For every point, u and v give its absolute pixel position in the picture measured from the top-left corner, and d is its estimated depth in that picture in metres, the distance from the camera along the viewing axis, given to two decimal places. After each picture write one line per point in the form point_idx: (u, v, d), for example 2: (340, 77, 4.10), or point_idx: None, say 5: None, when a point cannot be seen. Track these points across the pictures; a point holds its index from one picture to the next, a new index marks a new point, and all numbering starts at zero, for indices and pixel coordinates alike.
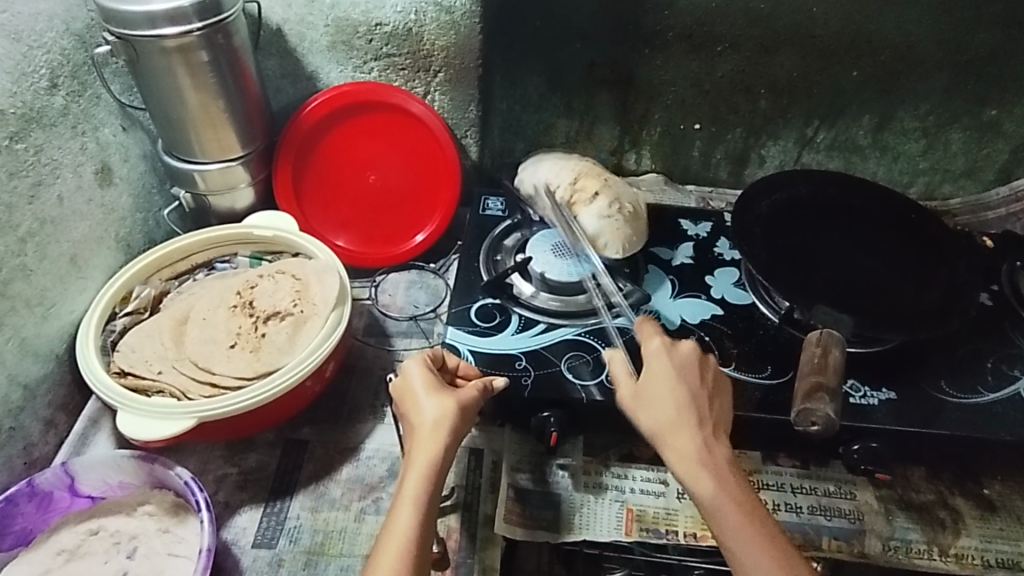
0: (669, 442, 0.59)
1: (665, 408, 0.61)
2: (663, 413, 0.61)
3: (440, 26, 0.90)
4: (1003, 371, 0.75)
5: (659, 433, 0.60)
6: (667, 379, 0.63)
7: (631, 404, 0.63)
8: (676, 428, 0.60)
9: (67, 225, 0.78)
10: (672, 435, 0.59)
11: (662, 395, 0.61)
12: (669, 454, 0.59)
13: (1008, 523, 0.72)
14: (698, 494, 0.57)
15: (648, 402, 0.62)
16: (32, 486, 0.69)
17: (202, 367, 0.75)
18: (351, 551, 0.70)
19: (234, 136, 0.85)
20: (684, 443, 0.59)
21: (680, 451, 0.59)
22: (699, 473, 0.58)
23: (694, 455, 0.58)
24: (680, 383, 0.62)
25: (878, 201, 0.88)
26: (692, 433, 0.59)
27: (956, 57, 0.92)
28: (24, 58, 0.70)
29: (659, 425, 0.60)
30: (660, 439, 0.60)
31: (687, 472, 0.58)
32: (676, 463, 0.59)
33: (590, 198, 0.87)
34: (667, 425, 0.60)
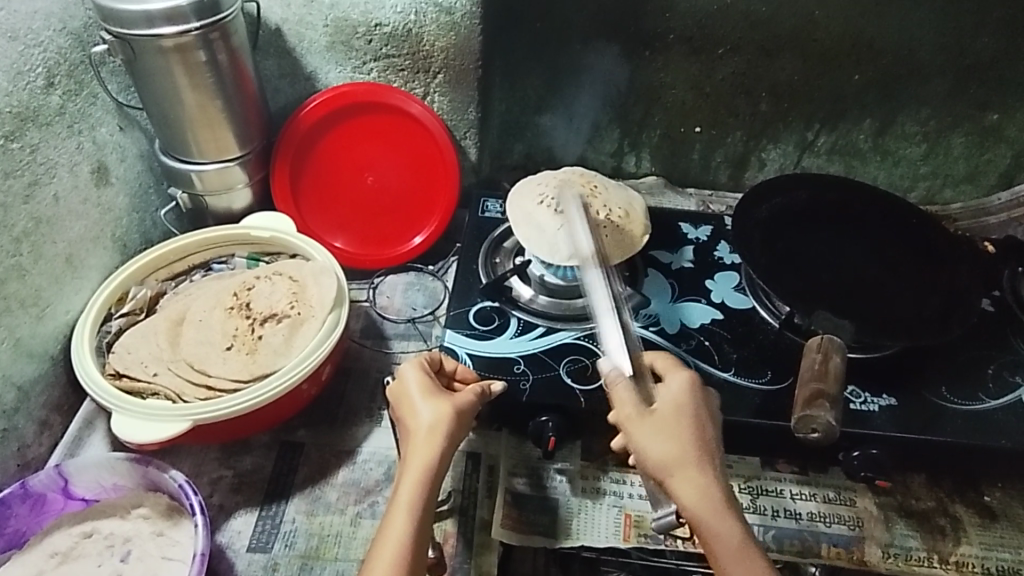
0: (688, 480, 0.55)
1: (687, 444, 0.56)
2: (684, 448, 0.56)
3: (440, 27, 0.88)
4: (1004, 379, 0.74)
5: (676, 468, 0.56)
6: (688, 415, 0.58)
7: (642, 429, 0.57)
8: (698, 467, 0.56)
9: (63, 225, 0.77)
10: (692, 475, 0.55)
11: (682, 431, 0.57)
12: (684, 491, 0.55)
13: (1009, 531, 0.72)
14: (714, 537, 0.54)
15: (668, 434, 0.57)
16: (26, 488, 0.68)
17: (198, 369, 0.75)
18: (346, 555, 0.69)
19: (232, 136, 0.84)
20: (706, 484, 0.55)
21: (700, 492, 0.55)
22: (721, 516, 0.54)
23: (716, 497, 0.55)
24: (698, 421, 0.59)
25: (879, 205, 0.87)
26: (712, 475, 0.56)
27: (958, 61, 0.91)
28: (20, 56, 0.70)
29: (677, 462, 0.56)
30: (675, 475, 0.55)
31: (707, 514, 0.54)
32: (694, 503, 0.54)
33: (577, 207, 0.79)
34: (688, 462, 0.56)
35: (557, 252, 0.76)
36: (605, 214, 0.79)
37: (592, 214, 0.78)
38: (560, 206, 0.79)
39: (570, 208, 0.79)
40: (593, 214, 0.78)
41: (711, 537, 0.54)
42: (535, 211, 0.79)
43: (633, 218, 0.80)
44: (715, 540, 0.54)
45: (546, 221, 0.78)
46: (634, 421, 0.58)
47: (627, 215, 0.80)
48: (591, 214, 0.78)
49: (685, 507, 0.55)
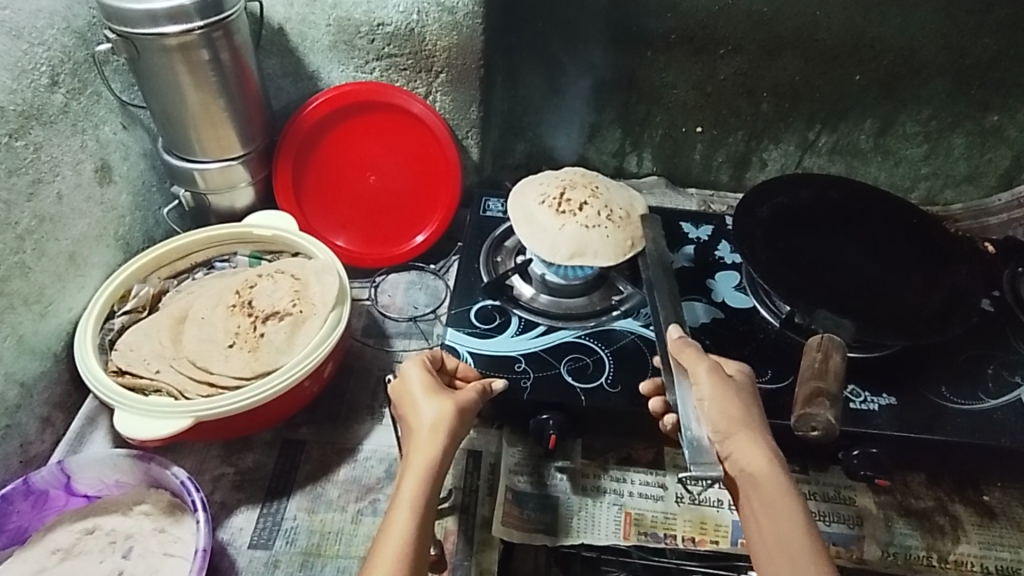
0: (757, 439, 0.56)
1: (756, 414, 0.59)
2: (754, 415, 0.58)
3: (442, 26, 0.89)
4: (1003, 378, 0.74)
5: (749, 425, 0.57)
6: (753, 396, 0.61)
7: (719, 387, 0.59)
8: (766, 434, 0.57)
9: (66, 223, 0.78)
10: (760, 436, 0.57)
11: (748, 403, 0.59)
12: (753, 445, 0.56)
13: (1008, 530, 0.72)
14: (776, 491, 0.54)
15: (743, 400, 0.59)
16: (29, 484, 0.69)
17: (200, 367, 0.75)
18: (348, 553, 0.69)
19: (235, 135, 0.84)
20: (772, 447, 0.56)
21: (769, 452, 0.56)
22: (784, 477, 0.55)
23: (780, 460, 0.56)
24: (759, 404, 0.61)
25: (880, 205, 0.88)
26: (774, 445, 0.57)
27: (959, 62, 0.91)
28: (24, 54, 0.70)
29: (750, 422, 0.57)
30: (745, 431, 0.57)
31: (773, 470, 0.55)
32: (763, 458, 0.55)
33: (578, 206, 0.79)
34: (753, 425, 0.57)
35: (559, 249, 0.76)
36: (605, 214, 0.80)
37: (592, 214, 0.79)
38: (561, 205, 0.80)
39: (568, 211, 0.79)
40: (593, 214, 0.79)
41: (771, 492, 0.54)
42: (538, 210, 0.80)
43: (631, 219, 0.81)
44: (776, 494, 0.54)
45: (547, 221, 0.78)
46: (712, 378, 0.60)
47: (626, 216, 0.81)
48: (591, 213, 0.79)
49: (751, 460, 0.55)
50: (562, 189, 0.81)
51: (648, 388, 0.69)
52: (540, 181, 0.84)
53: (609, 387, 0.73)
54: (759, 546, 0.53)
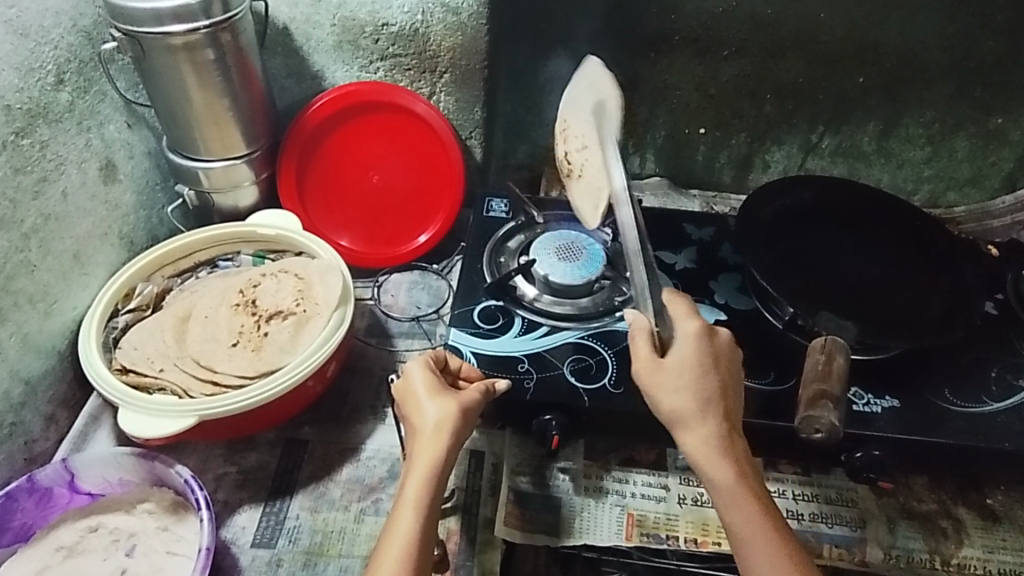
0: (693, 432, 0.59)
1: (692, 398, 0.59)
2: (690, 401, 0.59)
3: (446, 27, 0.89)
4: (1006, 381, 0.74)
5: (682, 420, 0.59)
6: (695, 371, 0.60)
7: (652, 380, 0.60)
8: (704, 421, 0.59)
9: (71, 222, 0.78)
10: (694, 426, 0.59)
11: (684, 386, 0.60)
12: (688, 442, 0.59)
13: (1011, 533, 0.72)
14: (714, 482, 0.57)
15: (675, 386, 0.59)
16: (33, 481, 0.69)
17: (204, 365, 0.75)
18: (350, 552, 0.69)
19: (239, 135, 0.85)
20: (711, 433, 0.58)
21: (705, 443, 0.58)
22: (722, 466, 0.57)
23: (718, 449, 0.58)
24: (706, 376, 0.60)
25: (884, 207, 0.88)
26: (716, 430, 0.59)
27: (962, 64, 0.91)
28: (31, 53, 0.70)
29: (683, 414, 0.59)
30: (682, 426, 0.59)
31: (709, 463, 0.58)
32: (699, 452, 0.58)
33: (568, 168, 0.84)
34: (688, 416, 0.59)
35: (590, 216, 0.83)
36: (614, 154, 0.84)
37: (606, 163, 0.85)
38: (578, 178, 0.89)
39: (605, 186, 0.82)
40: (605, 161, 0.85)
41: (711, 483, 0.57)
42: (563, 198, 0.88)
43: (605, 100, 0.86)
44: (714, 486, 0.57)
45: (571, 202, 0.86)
46: (643, 373, 0.61)
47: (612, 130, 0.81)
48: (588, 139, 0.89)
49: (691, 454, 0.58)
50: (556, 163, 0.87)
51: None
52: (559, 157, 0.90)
53: (612, 388, 0.73)
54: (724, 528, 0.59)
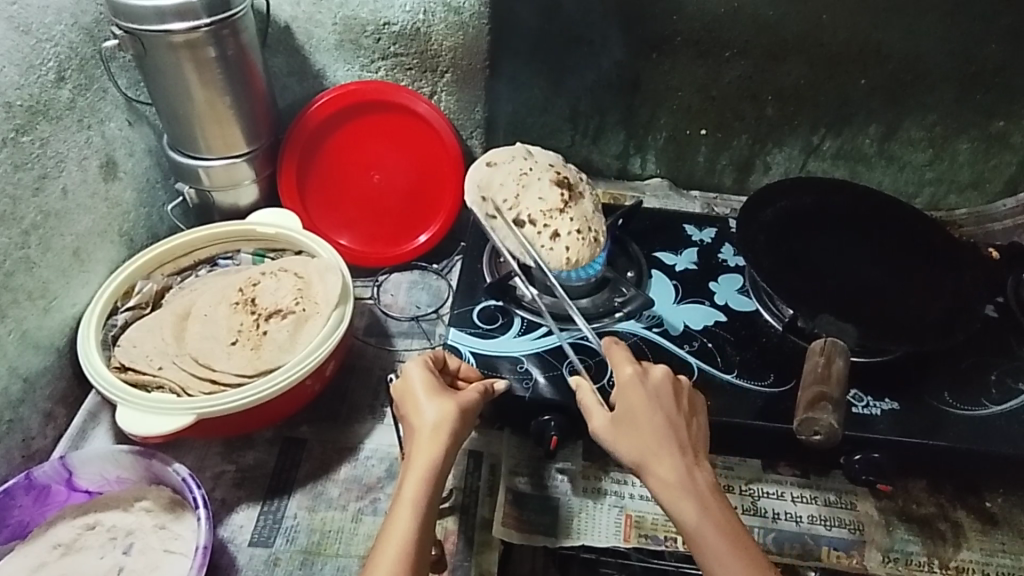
0: (656, 475, 0.58)
1: (648, 438, 0.59)
2: (643, 441, 0.59)
3: (449, 26, 0.90)
4: (1006, 385, 0.74)
5: (643, 465, 0.58)
6: (646, 410, 0.60)
7: (608, 432, 0.61)
8: (664, 458, 0.58)
9: (71, 219, 0.78)
10: (649, 468, 0.58)
11: (633, 430, 0.60)
12: (652, 484, 0.58)
13: (1010, 537, 0.72)
14: (685, 521, 0.56)
15: (631, 432, 0.60)
16: (31, 478, 0.69)
17: (203, 364, 0.75)
18: (347, 551, 0.69)
19: (240, 133, 0.85)
20: (668, 471, 0.58)
21: (666, 484, 0.57)
22: (688, 503, 0.56)
23: (679, 485, 0.57)
24: (659, 412, 0.60)
25: (884, 210, 0.88)
26: (679, 467, 0.58)
27: (964, 68, 0.91)
28: (32, 50, 0.70)
29: (642, 458, 0.58)
30: (645, 470, 0.58)
31: (675, 503, 0.57)
32: (665, 494, 0.57)
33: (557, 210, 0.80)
34: (643, 458, 0.58)
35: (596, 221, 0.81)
36: (530, 212, 0.80)
37: (536, 203, 0.80)
38: (571, 186, 0.82)
39: (562, 245, 0.78)
40: (536, 200, 0.80)
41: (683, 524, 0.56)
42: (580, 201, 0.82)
43: (493, 168, 0.84)
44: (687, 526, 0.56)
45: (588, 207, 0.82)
46: (600, 427, 0.61)
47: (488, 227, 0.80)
48: (533, 159, 0.84)
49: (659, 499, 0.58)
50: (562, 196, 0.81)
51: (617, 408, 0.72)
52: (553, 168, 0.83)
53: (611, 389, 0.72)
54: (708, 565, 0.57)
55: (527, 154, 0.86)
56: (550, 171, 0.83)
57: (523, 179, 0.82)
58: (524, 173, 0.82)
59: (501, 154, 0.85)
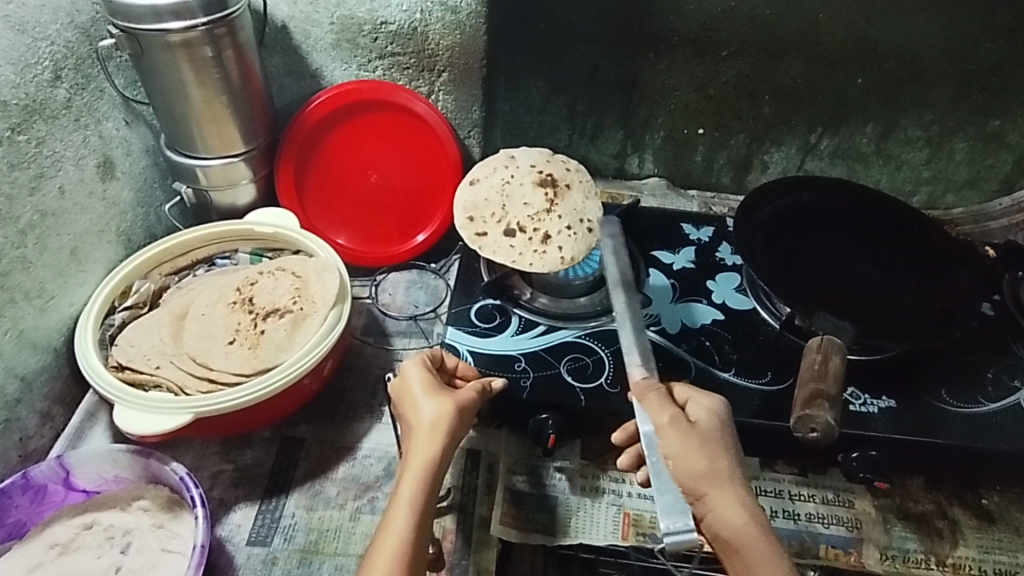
0: (732, 499, 0.54)
1: (725, 463, 0.56)
2: (726, 466, 0.55)
3: (445, 26, 0.89)
4: (1003, 382, 0.74)
5: (720, 487, 0.54)
6: (723, 437, 0.58)
7: (683, 439, 0.56)
8: (738, 488, 0.55)
9: (68, 218, 0.78)
10: (733, 495, 0.54)
11: (719, 452, 0.56)
12: (727, 510, 0.53)
13: (1007, 534, 0.72)
14: (756, 553, 0.52)
15: (711, 449, 0.56)
16: (28, 478, 0.69)
17: (200, 363, 0.75)
18: (345, 550, 0.69)
19: (237, 132, 0.85)
20: (749, 506, 0.54)
21: (744, 512, 0.54)
22: (763, 537, 0.53)
23: (755, 515, 0.54)
24: (733, 446, 0.58)
25: (881, 208, 0.88)
26: (751, 496, 0.55)
27: (961, 67, 0.91)
28: (28, 49, 0.70)
29: (721, 477, 0.55)
30: (719, 491, 0.54)
31: (749, 532, 0.53)
32: (738, 521, 0.53)
33: (546, 212, 0.79)
34: (727, 482, 0.55)
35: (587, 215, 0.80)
36: (519, 219, 0.78)
37: (524, 209, 0.79)
38: (555, 183, 0.81)
39: (558, 245, 0.77)
40: (523, 206, 0.79)
41: (750, 555, 0.52)
42: (567, 197, 0.80)
43: (475, 187, 0.82)
44: (756, 558, 0.52)
45: (575, 201, 0.81)
46: (675, 430, 0.57)
47: (482, 242, 0.77)
48: (514, 163, 0.83)
49: (727, 524, 0.53)
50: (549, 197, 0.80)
51: (621, 438, 0.65)
52: (535, 171, 0.82)
53: (608, 388, 0.73)
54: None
55: (508, 160, 0.84)
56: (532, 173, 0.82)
57: (507, 189, 0.81)
58: (506, 181, 0.81)
59: (483, 165, 0.84)
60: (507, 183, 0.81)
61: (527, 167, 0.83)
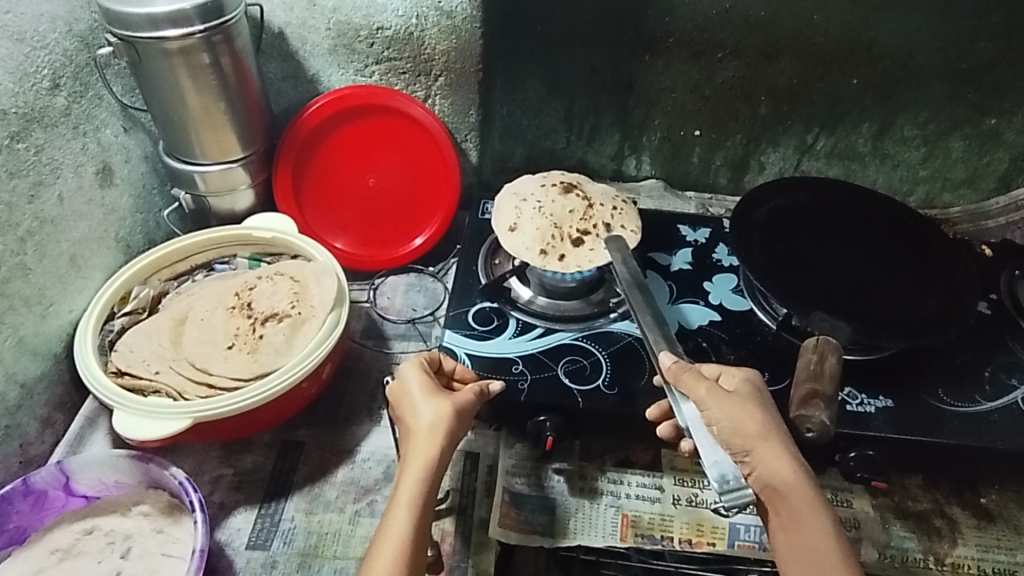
0: (779, 449, 0.55)
1: (768, 419, 0.57)
2: (770, 421, 0.57)
3: (441, 31, 0.89)
4: (1000, 380, 0.75)
5: (768, 440, 0.55)
6: (761, 400, 0.59)
7: (724, 404, 0.57)
8: (781, 442, 0.55)
9: (67, 226, 0.78)
10: (780, 446, 0.55)
11: (760, 410, 0.57)
12: (775, 461, 0.54)
13: (1006, 533, 0.72)
14: (804, 500, 0.53)
15: (753, 409, 0.57)
16: (28, 484, 0.69)
17: (199, 368, 0.75)
18: (345, 554, 0.69)
19: (235, 138, 0.85)
20: (795, 455, 0.55)
21: (791, 460, 0.54)
22: (810, 485, 0.54)
23: (802, 465, 0.55)
24: (770, 407, 0.59)
25: (878, 207, 0.88)
26: (794, 447, 0.56)
27: (955, 66, 0.92)
28: (26, 58, 0.71)
29: (766, 431, 0.56)
30: (765, 444, 0.55)
31: (799, 480, 0.54)
32: (787, 471, 0.54)
33: (591, 207, 0.82)
34: (775, 435, 0.56)
35: (616, 193, 0.86)
36: (577, 227, 0.80)
37: (573, 215, 0.81)
38: (572, 185, 0.85)
39: (620, 225, 0.81)
40: (569, 214, 0.81)
41: (800, 504, 0.53)
42: (588, 187, 0.85)
43: (520, 232, 0.79)
44: (804, 504, 0.53)
45: (595, 186, 0.86)
46: (715, 398, 0.57)
47: (567, 262, 0.77)
48: (525, 194, 0.83)
49: (777, 473, 0.54)
50: (580, 198, 0.83)
51: (656, 413, 0.68)
52: (552, 184, 0.84)
53: (606, 389, 0.73)
54: (787, 556, 0.53)
55: (516, 195, 0.83)
56: (545, 191, 0.84)
57: (544, 210, 0.81)
58: (536, 205, 0.82)
59: (499, 207, 0.82)
60: (540, 207, 0.82)
61: (539, 185, 0.85)
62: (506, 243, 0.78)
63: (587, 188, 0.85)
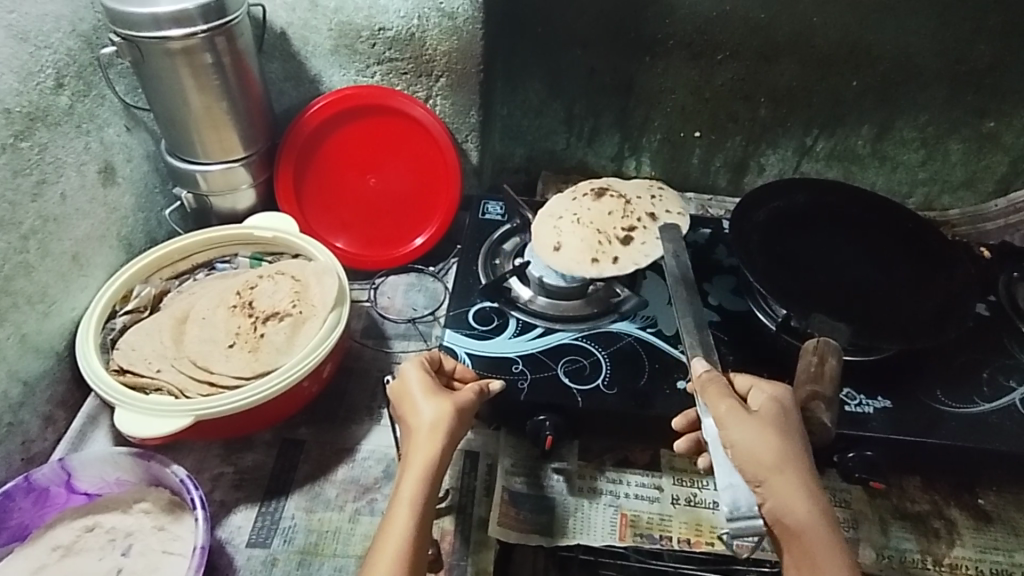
0: (795, 485, 0.54)
1: (789, 449, 0.56)
2: (789, 451, 0.56)
3: (442, 32, 0.90)
4: (998, 382, 0.75)
5: (784, 473, 0.54)
6: (785, 424, 0.58)
7: (744, 426, 0.56)
8: (798, 475, 0.55)
9: (70, 224, 0.79)
10: (798, 482, 0.54)
11: (781, 437, 0.56)
12: (789, 499, 0.54)
13: (1004, 534, 0.72)
14: (817, 540, 0.53)
15: (774, 435, 0.56)
16: (30, 481, 0.69)
17: (200, 367, 0.76)
18: (345, 552, 0.70)
19: (237, 138, 0.85)
20: (813, 492, 0.54)
21: (808, 498, 0.54)
22: (826, 525, 0.53)
23: (818, 503, 0.54)
24: (793, 433, 0.58)
25: (877, 209, 0.88)
26: (814, 483, 0.55)
27: (954, 68, 0.92)
28: (31, 57, 0.71)
29: (783, 462, 0.55)
30: (780, 477, 0.54)
31: (814, 519, 0.53)
32: (801, 508, 0.53)
33: (628, 204, 0.85)
34: (793, 469, 0.55)
35: (649, 185, 0.89)
36: (620, 227, 0.82)
37: (612, 217, 0.83)
38: (604, 190, 0.88)
39: (662, 214, 0.84)
40: (608, 218, 0.83)
41: (812, 543, 0.53)
42: (618, 186, 0.88)
43: (566, 247, 0.81)
44: (816, 543, 0.53)
45: (627, 184, 0.89)
46: (735, 419, 0.57)
47: (622, 261, 0.78)
48: (560, 212, 0.85)
49: (790, 510, 0.53)
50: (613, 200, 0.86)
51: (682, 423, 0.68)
52: (583, 195, 0.87)
53: (606, 388, 0.73)
54: None
55: (553, 214, 0.85)
56: (578, 203, 0.86)
57: (583, 221, 0.83)
58: (574, 217, 0.84)
59: (539, 227, 0.84)
60: (578, 218, 0.84)
61: (570, 198, 0.87)
62: (557, 262, 0.79)
63: (616, 188, 0.88)
